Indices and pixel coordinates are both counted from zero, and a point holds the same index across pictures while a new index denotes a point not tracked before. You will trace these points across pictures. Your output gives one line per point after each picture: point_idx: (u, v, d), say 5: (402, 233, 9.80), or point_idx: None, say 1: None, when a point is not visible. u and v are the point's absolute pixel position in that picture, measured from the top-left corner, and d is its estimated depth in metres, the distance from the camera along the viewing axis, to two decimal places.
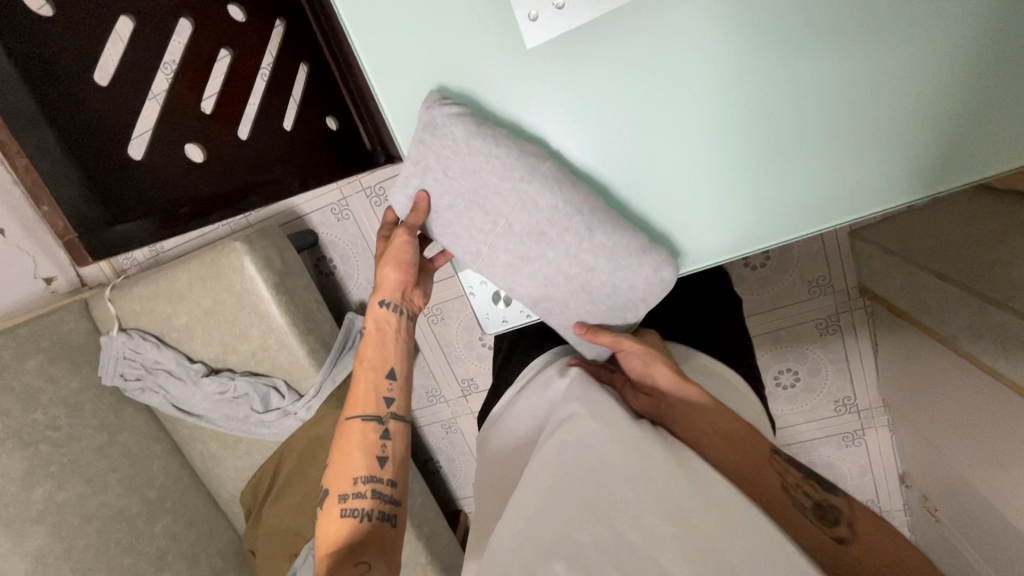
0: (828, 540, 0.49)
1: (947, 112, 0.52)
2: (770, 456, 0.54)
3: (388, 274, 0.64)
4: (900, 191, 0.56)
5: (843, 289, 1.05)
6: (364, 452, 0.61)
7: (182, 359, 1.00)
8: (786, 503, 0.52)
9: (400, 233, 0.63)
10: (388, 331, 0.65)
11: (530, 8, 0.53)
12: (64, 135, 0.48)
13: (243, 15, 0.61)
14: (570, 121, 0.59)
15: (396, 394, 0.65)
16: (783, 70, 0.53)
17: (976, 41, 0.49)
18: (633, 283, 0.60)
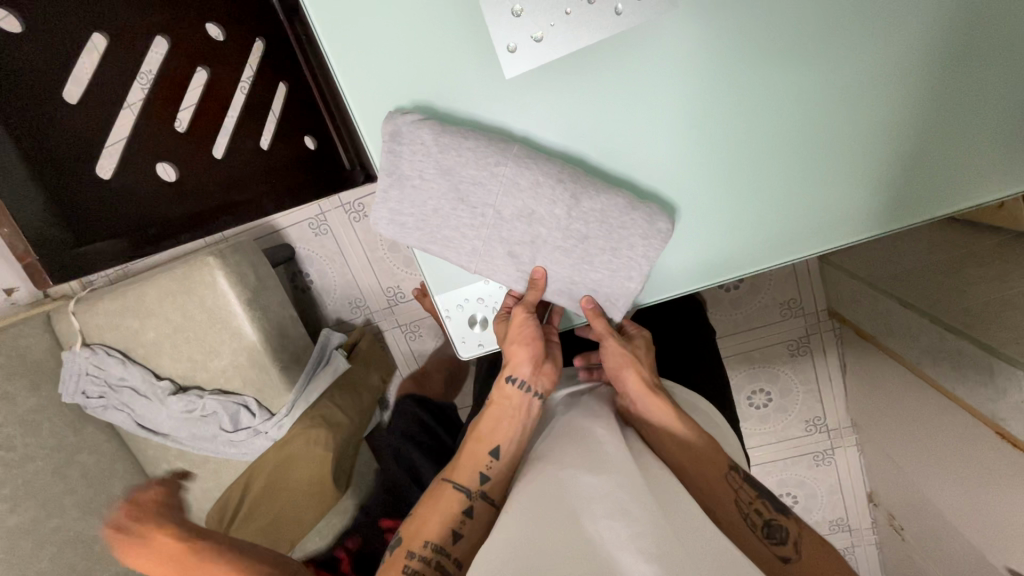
0: (774, 559, 0.48)
1: (909, 124, 0.54)
2: (728, 472, 0.52)
3: (516, 350, 0.57)
4: (872, 205, 0.58)
5: (812, 312, 1.09)
6: (443, 519, 0.53)
7: (148, 376, 0.97)
8: (736, 523, 0.50)
9: (519, 310, 0.59)
10: (510, 410, 0.56)
11: (509, 40, 0.53)
12: (31, 159, 0.48)
13: (222, 34, 0.61)
14: (541, 113, 0.57)
15: (495, 473, 0.55)
16: (757, 81, 0.54)
17: (932, 49, 0.51)
18: (633, 241, 0.56)
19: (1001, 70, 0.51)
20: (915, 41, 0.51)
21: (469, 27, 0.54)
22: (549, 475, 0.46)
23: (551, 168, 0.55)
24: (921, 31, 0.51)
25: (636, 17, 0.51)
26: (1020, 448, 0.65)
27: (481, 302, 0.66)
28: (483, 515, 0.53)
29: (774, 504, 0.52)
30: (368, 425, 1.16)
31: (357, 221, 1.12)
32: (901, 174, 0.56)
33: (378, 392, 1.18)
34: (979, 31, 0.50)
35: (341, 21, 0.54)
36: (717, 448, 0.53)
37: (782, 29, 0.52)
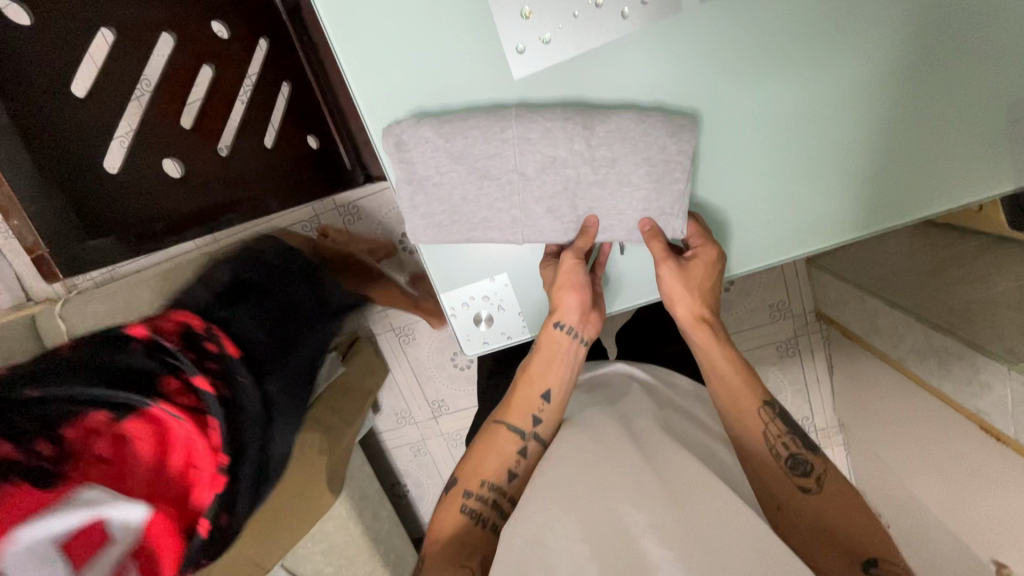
0: (793, 489, 0.50)
1: (893, 125, 0.56)
2: (762, 405, 0.54)
3: (566, 298, 0.58)
4: (871, 205, 0.59)
5: (801, 313, 1.12)
6: (499, 458, 0.54)
7: None
8: (759, 453, 0.53)
9: (568, 258, 0.58)
10: (558, 355, 0.58)
11: (518, 41, 0.54)
12: (42, 162, 0.48)
13: (228, 32, 0.64)
14: (539, 80, 0.56)
15: (546, 416, 0.56)
16: (757, 82, 0.55)
17: (918, 50, 0.53)
18: (663, 143, 0.54)
19: (989, 75, 0.53)
20: (906, 50, 0.53)
21: (475, 30, 0.55)
22: (561, 465, 0.48)
23: (553, 112, 0.54)
24: (914, 39, 0.53)
25: (641, 21, 0.53)
26: (1005, 442, 0.67)
27: (486, 300, 0.67)
28: (534, 454, 0.55)
29: (803, 442, 0.53)
30: (360, 429, 1.14)
31: (351, 224, 1.12)
32: (893, 177, 0.58)
33: (372, 396, 1.16)
34: (970, 38, 0.52)
35: (352, 19, 0.55)
36: (752, 383, 0.55)
37: (789, 32, 0.53)
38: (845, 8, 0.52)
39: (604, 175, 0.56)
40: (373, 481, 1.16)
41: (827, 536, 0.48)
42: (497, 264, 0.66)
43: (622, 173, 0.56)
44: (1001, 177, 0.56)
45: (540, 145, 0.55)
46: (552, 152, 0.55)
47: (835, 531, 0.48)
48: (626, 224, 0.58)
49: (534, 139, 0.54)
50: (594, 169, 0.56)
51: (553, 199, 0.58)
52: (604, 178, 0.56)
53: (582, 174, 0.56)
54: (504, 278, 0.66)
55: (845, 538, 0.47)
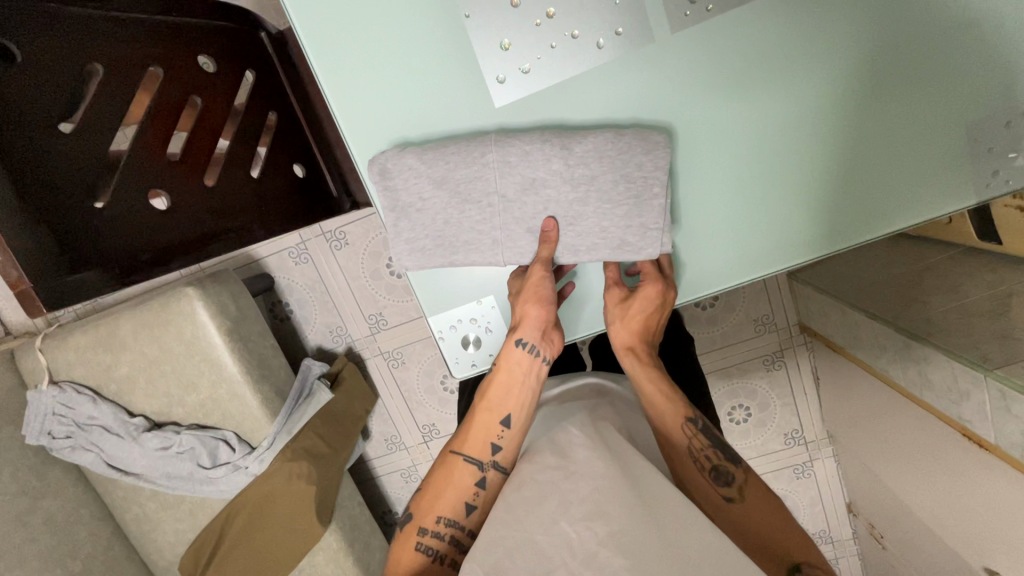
0: (718, 504, 0.50)
1: (863, 142, 0.58)
2: (684, 422, 0.54)
3: (528, 312, 0.58)
4: (849, 218, 0.60)
5: (785, 327, 1.14)
6: (456, 493, 0.54)
7: (121, 414, 0.93)
8: (685, 467, 0.53)
9: (535, 269, 0.58)
10: (518, 375, 0.57)
11: (498, 72, 0.56)
12: (25, 194, 0.46)
13: (213, 67, 0.67)
14: (518, 107, 0.58)
15: (505, 443, 0.55)
16: (726, 102, 0.57)
17: (875, 70, 0.56)
18: (640, 160, 0.56)
19: (943, 93, 0.55)
20: (863, 71, 0.56)
21: (455, 59, 0.57)
22: (528, 481, 0.48)
23: (531, 136, 0.56)
24: (872, 62, 0.55)
25: (616, 50, 0.55)
26: (989, 449, 0.68)
27: (474, 322, 0.68)
28: (495, 483, 0.55)
29: (725, 454, 0.53)
30: (350, 457, 1.12)
31: (338, 249, 1.13)
32: (863, 189, 0.59)
33: (361, 422, 1.15)
34: (921, 58, 0.54)
35: (335, 52, 0.57)
36: (676, 399, 0.56)
37: (754, 59, 0.56)
38: (804, 32, 0.54)
39: (585, 192, 0.57)
40: (364, 510, 1.13)
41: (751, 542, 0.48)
42: (483, 286, 0.67)
43: (601, 190, 0.56)
44: (967, 191, 0.58)
45: (520, 168, 0.56)
46: (532, 175, 0.56)
47: (759, 538, 0.48)
48: (611, 239, 0.58)
49: (515, 162, 0.56)
50: (575, 187, 0.56)
51: (536, 219, 0.58)
52: (585, 195, 0.57)
53: (563, 192, 0.57)
54: (491, 300, 0.67)
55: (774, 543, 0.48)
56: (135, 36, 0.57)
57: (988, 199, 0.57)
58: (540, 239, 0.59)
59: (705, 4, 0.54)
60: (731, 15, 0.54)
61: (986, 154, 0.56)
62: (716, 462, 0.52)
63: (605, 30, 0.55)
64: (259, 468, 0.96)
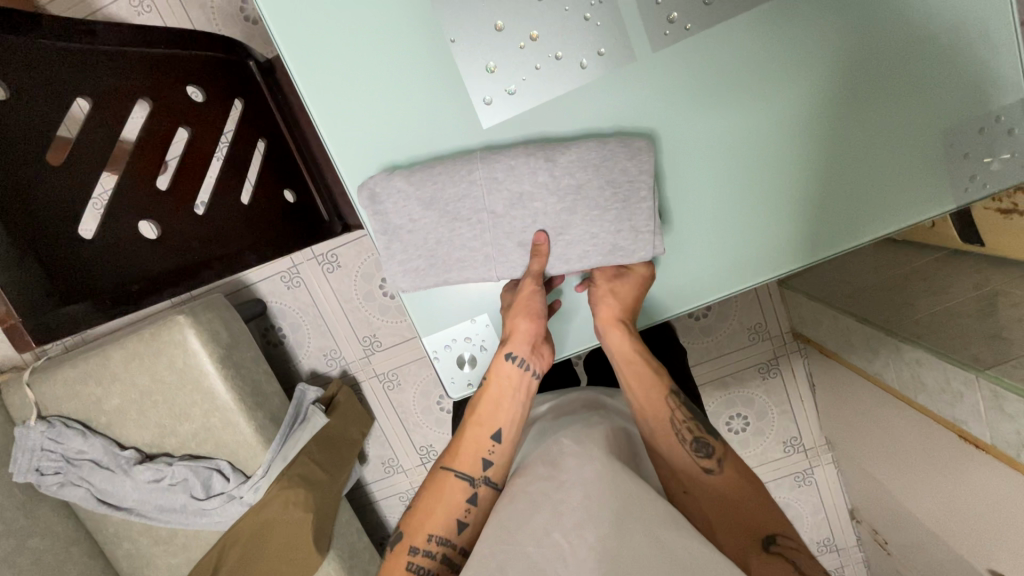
0: (695, 471, 0.52)
1: (838, 150, 0.59)
2: (667, 394, 0.57)
3: (518, 326, 0.58)
4: (831, 227, 0.61)
5: (778, 335, 1.15)
6: (447, 510, 0.53)
7: (111, 447, 0.91)
8: (665, 436, 0.55)
9: (526, 284, 0.59)
10: (509, 389, 0.57)
11: (485, 94, 0.57)
12: (13, 230, 0.47)
13: (202, 96, 0.67)
14: (504, 125, 0.59)
15: (496, 458, 0.55)
16: (707, 114, 0.59)
17: (847, 80, 0.57)
18: (624, 164, 0.56)
19: (917, 103, 0.57)
20: (837, 82, 0.57)
21: (440, 81, 0.58)
22: (519, 496, 0.48)
23: (515, 151, 0.56)
24: (846, 73, 0.57)
25: (599, 70, 0.57)
26: (984, 449, 0.69)
27: (469, 341, 0.68)
28: (486, 500, 0.54)
29: (706, 429, 0.55)
30: (347, 482, 1.11)
31: (330, 272, 1.12)
32: (843, 199, 0.61)
33: (357, 446, 1.13)
34: (893, 70, 0.56)
35: (321, 76, 0.58)
36: (661, 375, 0.58)
37: (732, 74, 0.57)
38: (778, 45, 0.56)
39: (572, 204, 0.57)
40: (362, 536, 1.11)
41: (733, 514, 0.49)
42: (476, 304, 0.67)
43: (588, 197, 0.57)
44: (944, 198, 0.59)
45: (507, 185, 0.56)
46: (519, 189, 0.57)
47: (732, 505, 0.49)
48: (601, 245, 0.59)
49: (501, 178, 0.56)
50: (561, 198, 0.57)
51: (527, 233, 0.59)
52: (572, 204, 0.57)
53: (550, 204, 0.57)
54: (485, 318, 0.67)
55: (748, 514, 0.49)
56: (125, 69, 0.58)
57: (966, 203, 0.59)
58: (531, 253, 0.59)
59: (684, 24, 0.55)
60: (710, 32, 0.56)
61: (963, 160, 0.58)
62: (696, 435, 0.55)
63: (588, 51, 0.56)
64: (253, 497, 0.94)
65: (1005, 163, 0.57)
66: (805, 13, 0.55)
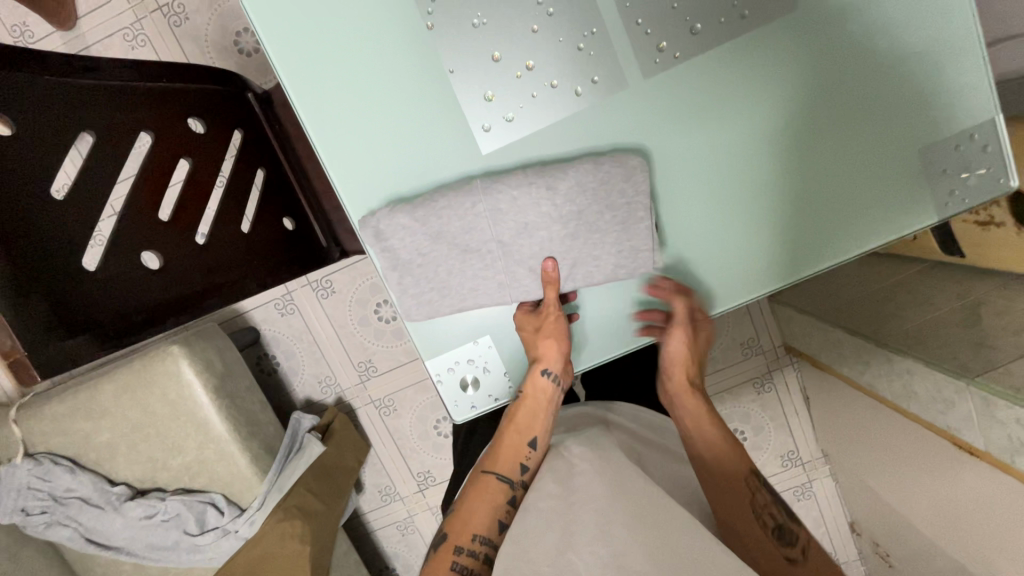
0: (782, 558, 0.51)
1: (826, 166, 0.61)
2: (747, 475, 0.57)
3: (550, 347, 0.61)
4: (822, 242, 0.63)
5: (771, 349, 1.16)
6: (490, 510, 0.56)
7: (101, 483, 0.89)
8: (749, 517, 0.54)
9: (549, 311, 0.62)
10: (544, 401, 0.61)
11: (483, 121, 0.59)
12: (17, 264, 0.48)
13: (203, 127, 0.68)
14: (501, 149, 0.60)
15: (534, 463, 0.59)
16: (698, 135, 0.61)
17: (831, 100, 0.59)
18: (622, 188, 0.58)
19: (897, 122, 0.60)
20: (820, 101, 0.60)
21: (441, 109, 0.59)
22: (532, 517, 0.48)
23: (515, 179, 0.57)
24: (829, 94, 0.59)
25: (593, 97, 0.59)
26: (979, 455, 0.70)
27: (471, 363, 0.68)
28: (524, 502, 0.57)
29: (787, 515, 0.55)
30: (344, 512, 1.09)
31: (324, 298, 1.12)
32: (832, 213, 0.62)
33: (353, 475, 1.11)
34: (874, 89, 0.59)
35: (322, 106, 0.59)
36: (740, 453, 0.59)
37: (720, 97, 0.59)
38: (762, 69, 0.58)
39: (573, 228, 0.58)
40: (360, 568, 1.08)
41: None
42: (479, 326, 0.67)
43: (587, 221, 0.58)
44: (926, 212, 0.62)
45: (508, 211, 0.58)
46: (524, 219, 0.58)
47: None
48: (602, 266, 0.60)
49: (504, 209, 0.57)
50: (562, 223, 0.58)
51: (528, 257, 0.60)
52: (573, 229, 0.59)
53: (550, 228, 0.59)
54: (487, 340, 0.67)
55: None
56: (128, 103, 0.59)
57: (948, 216, 0.61)
58: (536, 276, 0.61)
59: (673, 53, 0.58)
60: (698, 60, 0.58)
61: (941, 175, 0.61)
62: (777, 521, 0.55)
63: (582, 79, 0.58)
64: (247, 529, 0.91)
65: (982, 178, 0.59)
66: (789, 39, 0.58)
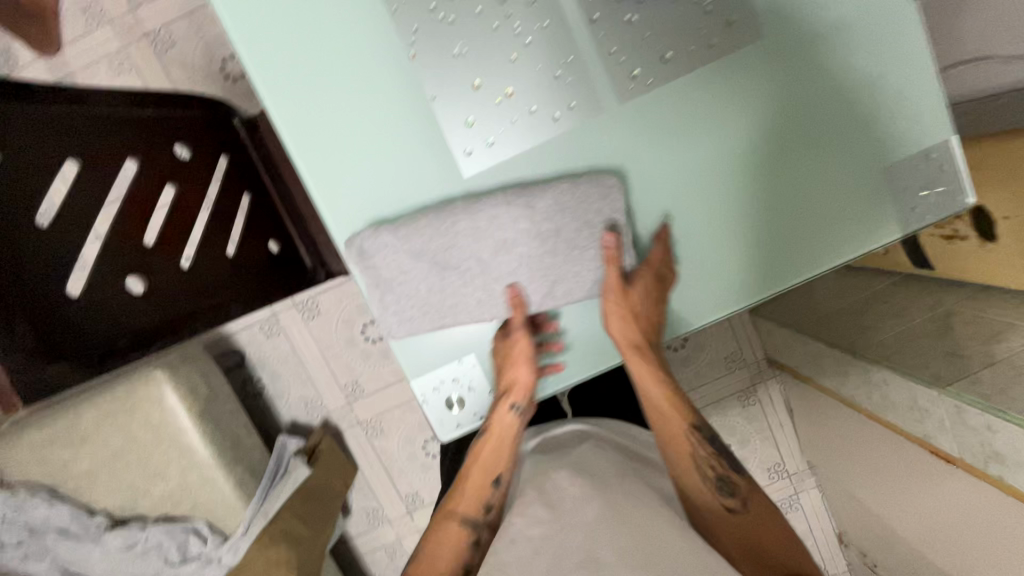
0: (719, 508, 0.57)
1: (794, 185, 0.64)
2: (690, 431, 0.61)
3: (516, 380, 0.62)
4: (793, 257, 0.66)
5: (754, 362, 1.18)
6: (453, 553, 0.60)
7: (81, 514, 0.85)
8: (690, 474, 0.59)
9: (517, 339, 0.62)
10: (508, 437, 0.63)
11: (464, 145, 0.61)
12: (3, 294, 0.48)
13: (188, 154, 0.70)
14: (483, 172, 0.62)
15: (497, 503, 0.62)
16: (671, 156, 0.63)
17: (797, 121, 0.62)
18: (599, 207, 0.60)
19: (859, 142, 0.63)
20: (786, 123, 0.62)
21: (423, 134, 0.61)
22: (517, 539, 0.49)
23: (496, 200, 0.59)
24: (795, 115, 0.62)
25: (570, 121, 0.61)
26: (955, 463, 0.72)
27: (457, 382, 0.68)
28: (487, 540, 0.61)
29: (729, 464, 0.60)
30: (331, 535, 1.07)
31: (310, 319, 1.12)
32: (802, 229, 0.65)
33: (340, 498, 1.10)
34: (836, 111, 0.62)
35: (306, 132, 0.60)
36: (684, 409, 0.62)
37: (692, 120, 0.62)
38: (729, 93, 0.61)
39: (554, 246, 0.60)
40: None
41: (749, 552, 0.54)
42: (463, 345, 0.67)
43: (568, 240, 0.60)
44: (890, 227, 0.64)
45: (490, 232, 0.59)
46: (504, 237, 0.59)
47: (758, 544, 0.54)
48: (584, 282, 0.62)
49: (485, 227, 0.59)
50: (543, 242, 0.60)
51: (511, 276, 0.61)
52: (555, 247, 0.60)
53: (531, 248, 0.60)
54: (472, 358, 0.68)
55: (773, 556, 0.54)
56: (112, 132, 0.60)
57: (911, 232, 0.64)
58: (518, 295, 0.62)
59: (645, 79, 0.60)
60: (668, 86, 0.61)
61: (903, 194, 0.63)
62: (720, 471, 0.59)
63: (559, 105, 0.60)
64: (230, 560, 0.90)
65: (939, 196, 0.63)
66: (754, 64, 0.61)
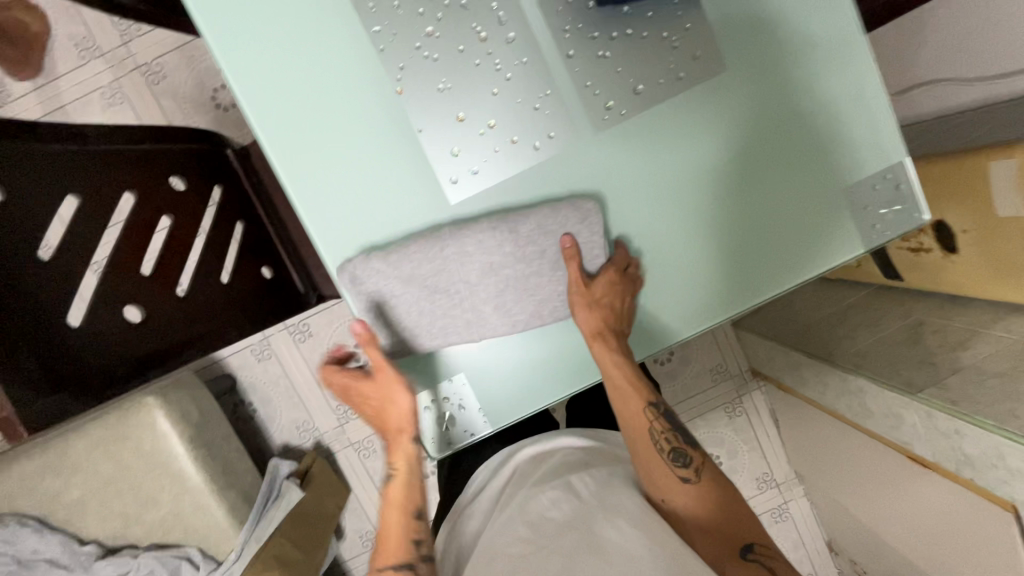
0: (675, 480, 0.58)
1: (762, 205, 0.68)
2: (647, 407, 0.63)
3: (400, 411, 0.63)
4: (763, 273, 0.69)
5: (738, 374, 1.22)
6: None
7: (70, 543, 0.85)
8: (648, 449, 0.60)
9: (381, 371, 0.63)
10: (410, 466, 0.64)
11: (450, 173, 0.64)
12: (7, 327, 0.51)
13: (184, 185, 0.72)
14: (468, 199, 0.65)
15: (424, 533, 0.62)
16: (646, 180, 0.66)
17: (762, 146, 0.66)
18: (579, 230, 0.64)
19: (821, 164, 0.67)
20: (752, 148, 0.66)
21: (410, 164, 0.64)
22: (498, 556, 0.52)
23: (482, 225, 0.62)
24: (760, 141, 0.66)
25: (551, 150, 0.64)
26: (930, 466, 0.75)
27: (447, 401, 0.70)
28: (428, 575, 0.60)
29: (685, 439, 0.61)
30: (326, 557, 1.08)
31: (301, 341, 1.14)
32: (772, 246, 0.69)
33: (333, 521, 1.10)
34: (798, 135, 0.66)
35: (298, 164, 0.63)
36: (642, 387, 0.64)
37: (664, 146, 0.66)
38: (698, 120, 0.65)
39: (537, 267, 0.64)
40: None
41: (706, 525, 0.55)
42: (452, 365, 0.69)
43: (549, 259, 0.64)
44: (852, 242, 0.68)
45: (476, 255, 0.62)
46: (489, 260, 0.62)
47: (712, 514, 0.56)
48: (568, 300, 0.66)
49: (471, 250, 0.62)
50: (527, 263, 0.64)
51: (498, 297, 0.64)
52: (539, 268, 0.64)
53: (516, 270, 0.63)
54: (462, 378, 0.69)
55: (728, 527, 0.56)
56: (112, 166, 0.62)
57: (874, 245, 0.68)
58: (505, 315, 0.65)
59: (620, 109, 0.64)
60: (642, 116, 0.65)
61: (862, 211, 0.68)
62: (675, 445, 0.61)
63: (540, 135, 0.64)
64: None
65: (897, 213, 0.67)
66: (720, 93, 0.65)
